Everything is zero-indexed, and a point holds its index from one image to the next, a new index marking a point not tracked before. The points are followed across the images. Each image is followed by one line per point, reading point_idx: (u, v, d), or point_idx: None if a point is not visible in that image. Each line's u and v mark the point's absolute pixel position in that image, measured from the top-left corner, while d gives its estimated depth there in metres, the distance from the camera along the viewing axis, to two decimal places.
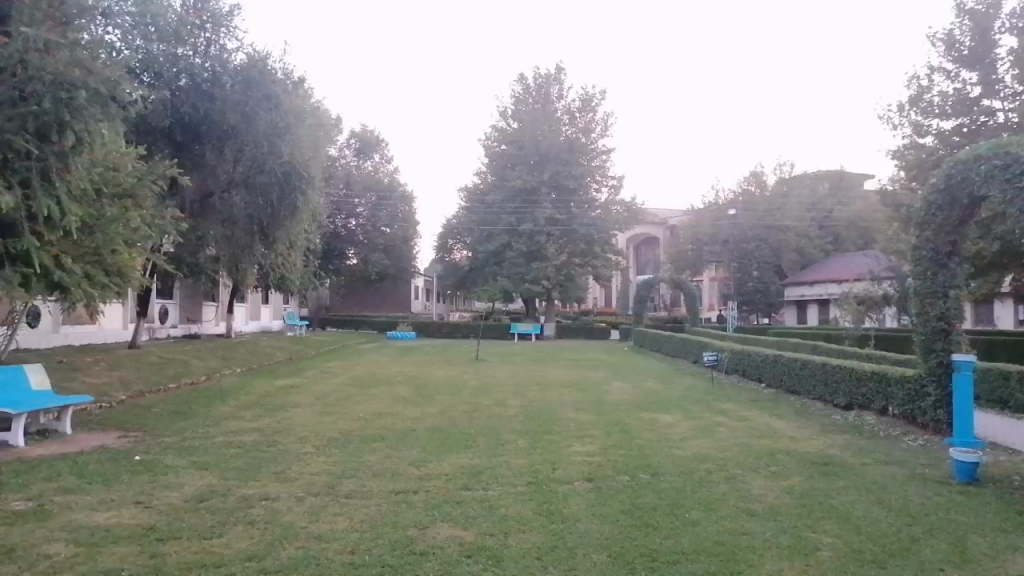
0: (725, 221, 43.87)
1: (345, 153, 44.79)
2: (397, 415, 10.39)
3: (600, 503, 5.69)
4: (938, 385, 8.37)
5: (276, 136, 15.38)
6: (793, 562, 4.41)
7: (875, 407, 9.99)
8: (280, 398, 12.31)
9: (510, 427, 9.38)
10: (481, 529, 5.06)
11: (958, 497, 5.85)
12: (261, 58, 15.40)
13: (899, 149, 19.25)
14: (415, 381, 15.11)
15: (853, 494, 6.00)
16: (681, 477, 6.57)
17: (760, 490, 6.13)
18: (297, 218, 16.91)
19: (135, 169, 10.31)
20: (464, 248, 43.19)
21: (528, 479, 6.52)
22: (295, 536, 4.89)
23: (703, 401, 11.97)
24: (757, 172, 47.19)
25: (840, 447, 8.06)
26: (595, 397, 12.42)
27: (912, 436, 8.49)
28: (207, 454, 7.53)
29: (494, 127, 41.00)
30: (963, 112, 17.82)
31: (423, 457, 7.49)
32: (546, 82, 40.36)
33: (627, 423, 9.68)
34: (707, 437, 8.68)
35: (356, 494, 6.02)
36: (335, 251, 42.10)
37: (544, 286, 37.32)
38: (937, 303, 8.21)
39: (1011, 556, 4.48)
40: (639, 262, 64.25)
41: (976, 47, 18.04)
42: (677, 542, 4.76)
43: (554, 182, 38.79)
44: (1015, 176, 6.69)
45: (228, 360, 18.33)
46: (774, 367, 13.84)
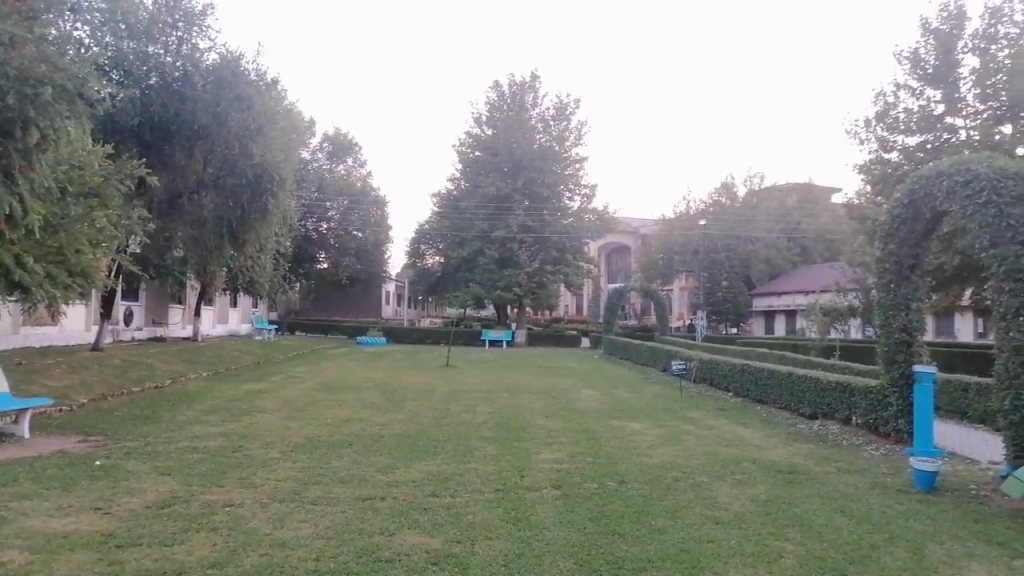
0: (696, 232, 44.29)
1: (318, 156, 44.45)
2: (365, 421, 10.31)
3: (566, 510, 5.71)
4: (900, 396, 8.55)
5: (248, 137, 15.28)
6: (757, 569, 4.47)
7: (838, 416, 10.17)
8: (246, 403, 12.16)
9: (480, 433, 9.38)
10: (448, 537, 5.04)
11: (918, 505, 5.97)
12: (234, 59, 15.16)
13: (865, 163, 19.63)
14: (385, 386, 15.04)
15: (815, 502, 6.09)
16: (648, 485, 6.62)
17: (726, 498, 6.19)
18: (267, 220, 16.71)
19: (100, 167, 10.11)
20: (436, 254, 43.06)
21: (495, 485, 6.53)
22: (258, 543, 4.83)
23: (671, 409, 12.06)
24: (728, 183, 47.82)
25: (803, 456, 8.19)
26: (564, 404, 12.47)
27: (874, 445, 8.67)
28: (171, 459, 7.41)
29: (468, 134, 41.03)
30: (927, 129, 18.21)
31: (391, 463, 7.46)
32: (520, 90, 40.52)
33: (595, 431, 9.72)
34: (673, 445, 8.75)
35: (321, 500, 5.97)
36: (306, 254, 41.72)
37: (515, 293, 37.34)
38: (899, 314, 8.35)
39: (968, 564, 4.59)
40: (610, 270, 64.71)
41: (940, 65, 18.47)
42: (643, 549, 4.79)
43: (527, 189, 39.02)
44: (975, 193, 6.88)
45: (194, 363, 18.09)
46: (741, 376, 14.01)
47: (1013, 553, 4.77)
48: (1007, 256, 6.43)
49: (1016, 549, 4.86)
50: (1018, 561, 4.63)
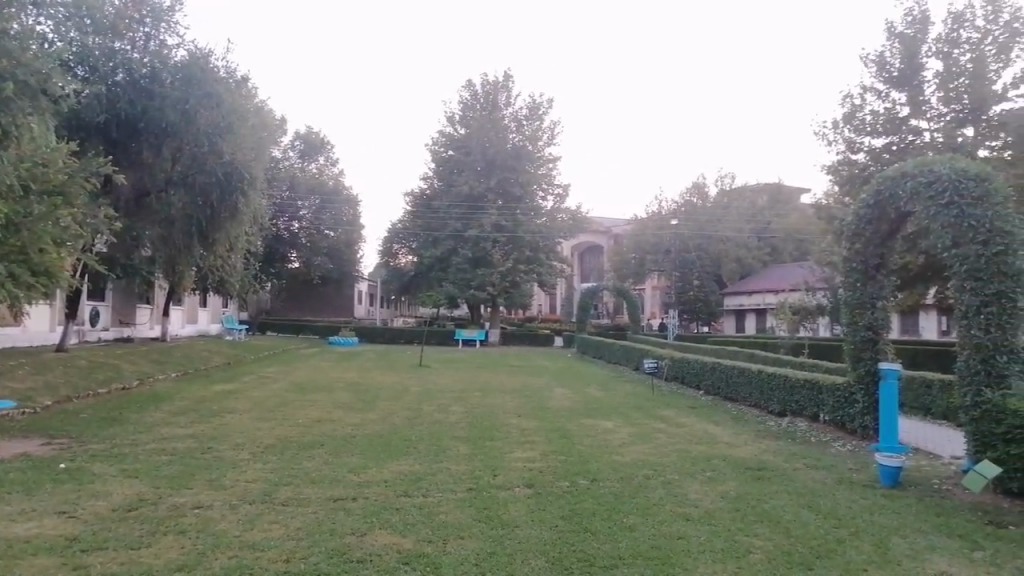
0: (668, 231, 44.61)
1: (289, 155, 44.00)
2: (336, 421, 10.24)
3: (538, 509, 5.74)
4: (867, 393, 8.69)
5: (217, 135, 14.87)
6: (725, 565, 4.52)
7: (806, 414, 10.31)
8: (216, 404, 12.00)
9: (452, 433, 9.37)
10: (420, 537, 5.03)
11: (883, 500, 6.08)
12: (203, 56, 14.88)
13: (833, 164, 19.92)
14: (357, 387, 14.95)
15: (784, 498, 6.18)
16: (619, 483, 6.67)
17: (696, 496, 6.25)
18: (237, 219, 16.51)
19: (65, 165, 9.92)
20: (408, 254, 42.88)
21: (468, 485, 6.52)
22: (227, 545, 4.78)
23: (643, 407, 12.14)
24: (699, 183, 48.24)
25: (772, 453, 8.30)
26: (537, 403, 12.48)
27: (841, 442, 8.82)
28: (138, 461, 7.30)
29: (441, 133, 40.91)
30: (892, 131, 18.55)
31: (362, 464, 7.42)
32: (494, 89, 40.51)
33: (567, 430, 9.74)
34: (645, 444, 8.81)
35: (292, 501, 5.92)
36: (277, 254, 41.37)
37: (489, 292, 37.36)
38: (865, 313, 8.48)
39: (929, 556, 4.68)
40: (583, 270, 64.95)
41: (905, 69, 18.80)
42: (614, 547, 4.82)
43: (500, 189, 39.04)
44: (938, 193, 7.02)
45: (163, 364, 17.83)
46: (712, 375, 14.14)
47: (973, 545, 4.88)
48: (969, 256, 6.60)
49: (976, 541, 4.97)
50: (978, 553, 4.74)
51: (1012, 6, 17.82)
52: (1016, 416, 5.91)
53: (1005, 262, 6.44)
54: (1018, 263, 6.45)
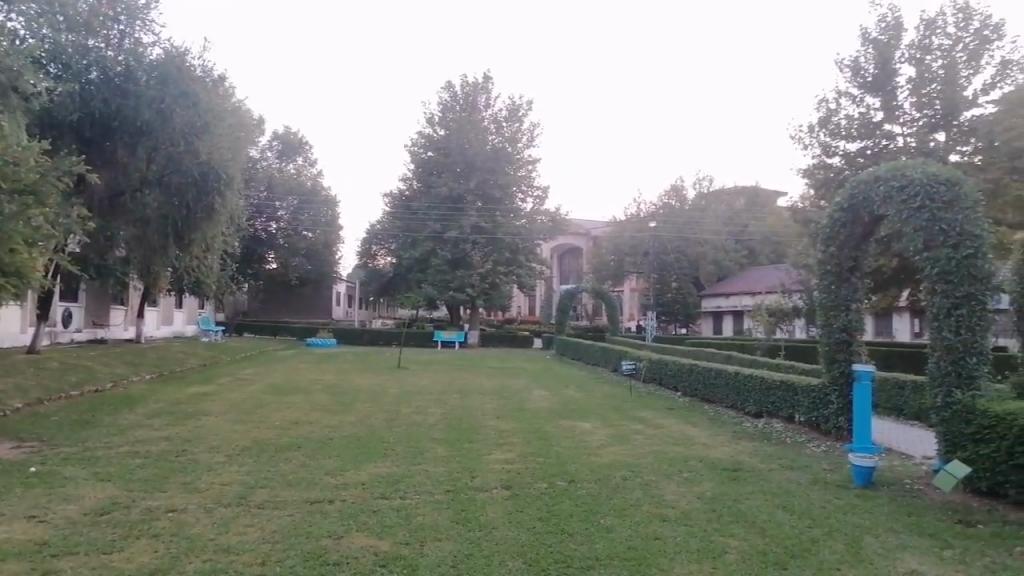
0: (646, 234, 44.82)
1: (267, 155, 43.65)
2: (313, 423, 10.18)
3: (515, 510, 5.74)
4: (841, 394, 8.82)
5: (193, 134, 14.72)
6: (701, 565, 4.55)
7: (781, 415, 10.43)
8: (191, 406, 11.88)
9: (431, 434, 9.36)
10: (397, 539, 5.01)
11: (856, 500, 6.16)
12: (179, 54, 14.62)
13: (808, 168, 20.15)
14: (335, 388, 14.87)
15: (759, 498, 6.24)
16: (597, 484, 6.69)
17: (673, 496, 6.30)
18: (214, 219, 16.37)
19: (36, 164, 9.78)
20: (387, 255, 42.71)
21: (446, 487, 6.51)
22: (201, 549, 4.73)
23: (621, 409, 12.20)
24: (677, 186, 48.36)
25: (747, 453, 8.38)
26: (515, 405, 12.49)
27: (816, 443, 8.93)
28: (110, 465, 7.20)
29: (420, 134, 40.80)
30: (866, 135, 18.81)
31: (340, 465, 7.39)
32: (473, 90, 40.46)
33: (546, 431, 9.76)
34: (623, 445, 8.86)
35: (268, 504, 5.87)
36: (254, 254, 41.17)
37: (468, 294, 37.32)
38: (840, 315, 8.58)
39: (901, 555, 4.76)
40: (562, 271, 65.10)
41: (878, 74, 19.05)
42: (591, 548, 4.84)
43: (479, 190, 39.02)
44: (909, 198, 7.13)
45: (137, 366, 17.61)
46: (689, 376, 14.25)
47: (943, 544, 4.96)
48: (940, 259, 6.71)
49: (946, 540, 5.05)
50: (948, 551, 4.81)
51: (983, 14, 18.14)
52: (985, 417, 6.04)
53: (974, 265, 6.56)
54: (987, 266, 6.57)
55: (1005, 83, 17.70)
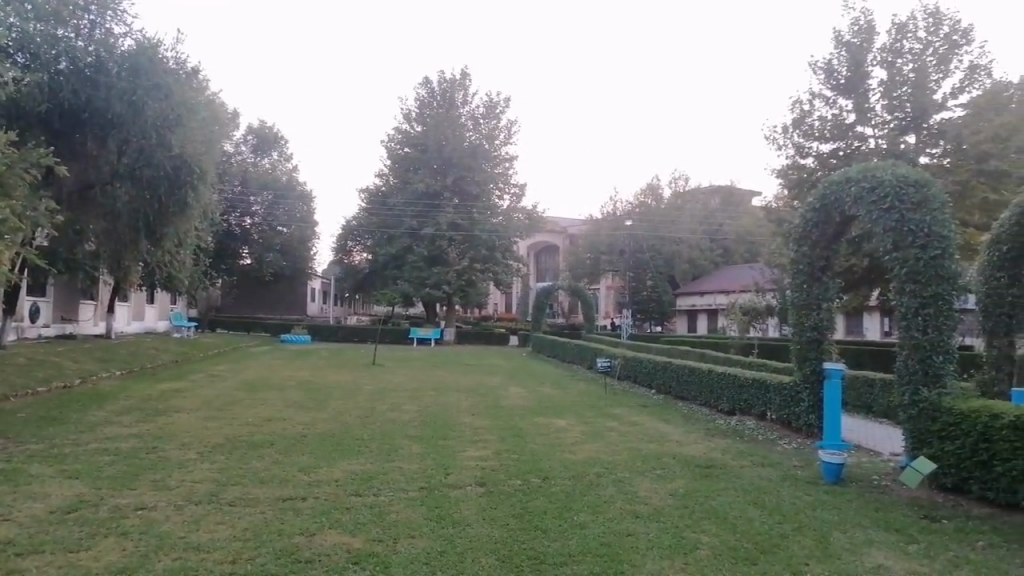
0: (623, 232, 45.03)
1: (241, 149, 43.07)
2: (286, 420, 10.10)
3: (489, 507, 5.74)
4: (812, 392, 8.93)
5: (166, 127, 14.45)
6: (673, 562, 4.59)
7: (753, 412, 10.55)
8: (161, 402, 11.73)
9: (405, 431, 9.34)
10: (370, 536, 5.00)
11: (825, 496, 6.26)
12: (153, 45, 14.23)
13: (782, 168, 20.38)
14: (309, 385, 14.77)
15: (731, 495, 6.30)
16: (571, 481, 6.72)
17: (646, 493, 6.33)
18: (186, 214, 16.18)
19: (2, 155, 9.60)
20: (363, 251, 42.48)
21: (420, 484, 6.50)
22: (170, 547, 4.68)
23: (595, 406, 12.26)
24: (653, 185, 48.44)
25: (719, 450, 8.47)
26: (490, 402, 12.49)
27: (787, 440, 9.06)
28: (77, 462, 7.07)
29: (397, 130, 40.65)
30: (839, 137, 19.07)
31: (313, 462, 7.35)
32: (451, 87, 40.33)
33: (521, 428, 9.77)
34: (597, 442, 8.90)
35: (240, 502, 5.82)
36: (228, 250, 40.76)
37: (444, 291, 37.22)
38: (811, 314, 8.68)
39: (868, 550, 4.84)
40: (539, 269, 65.21)
41: (851, 77, 19.30)
42: (564, 544, 4.87)
43: (456, 187, 38.94)
44: (879, 199, 7.23)
45: (106, 362, 17.32)
46: (663, 374, 14.34)
47: (909, 539, 5.05)
48: (909, 259, 6.83)
49: (911, 535, 5.15)
50: (913, 546, 4.90)
51: (952, 19, 18.46)
52: (952, 415, 6.17)
53: (942, 266, 6.68)
54: (954, 267, 6.69)
55: (973, 87, 18.05)
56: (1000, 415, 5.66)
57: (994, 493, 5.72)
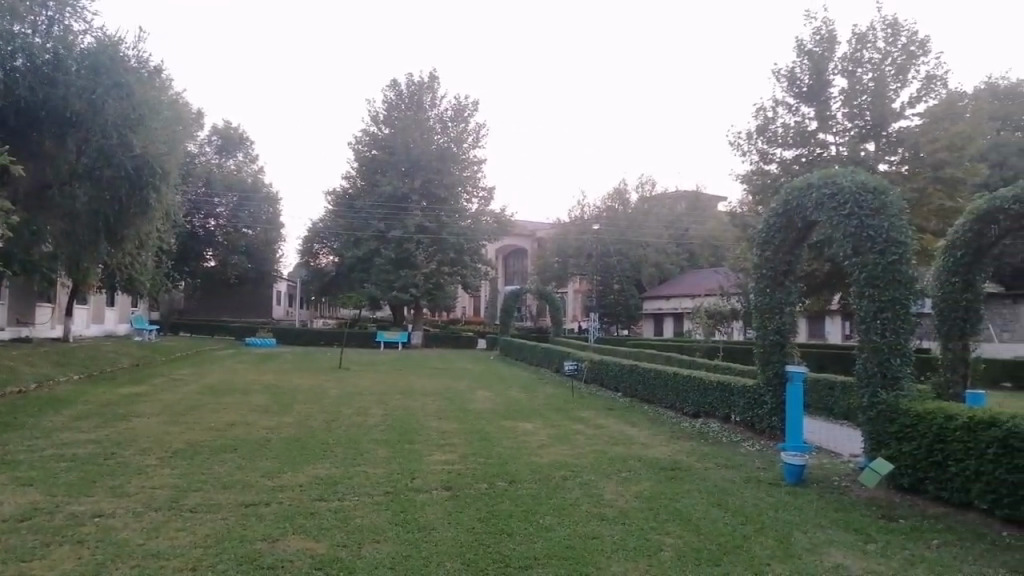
0: (590, 236, 45.22)
1: (205, 150, 42.31)
2: (250, 425, 9.96)
3: (455, 511, 5.73)
4: (774, 395, 9.08)
5: (126, 127, 14.08)
6: (637, 563, 4.63)
7: (718, 414, 10.68)
8: (121, 407, 11.50)
9: (371, 435, 9.27)
10: (334, 541, 4.95)
11: (785, 497, 6.37)
12: (113, 43, 13.94)
13: (746, 174, 20.67)
14: (273, 389, 14.57)
15: (696, 497, 6.37)
16: (537, 484, 6.73)
17: (612, 496, 6.38)
18: (149, 215, 15.83)
19: None
20: (330, 253, 42.08)
21: (386, 488, 6.46)
22: (129, 555, 4.58)
23: (563, 410, 12.29)
24: (620, 189, 48.69)
25: (684, 453, 8.56)
26: (457, 406, 12.46)
27: (750, 442, 9.18)
28: (31, 469, 6.89)
29: (364, 132, 40.36)
30: (801, 144, 19.43)
31: (276, 467, 7.25)
32: (418, 89, 40.12)
33: (489, 432, 9.77)
34: (564, 445, 8.95)
35: (201, 507, 5.72)
36: (192, 252, 40.25)
37: (411, 294, 37.04)
38: (775, 317, 8.79)
39: (827, 550, 4.92)
40: (507, 272, 65.18)
41: (814, 84, 19.63)
42: (529, 547, 4.87)
43: (424, 190, 38.72)
44: (840, 205, 7.38)
45: (64, 366, 16.92)
46: (630, 376, 14.44)
47: (867, 538, 5.15)
48: (868, 264, 6.97)
49: (869, 534, 5.25)
50: (871, 546, 5.00)
51: (910, 30, 18.91)
52: (908, 416, 6.32)
53: (899, 271, 6.83)
54: (910, 272, 6.86)
55: (929, 97, 18.51)
56: (954, 416, 5.80)
57: (948, 492, 5.86)
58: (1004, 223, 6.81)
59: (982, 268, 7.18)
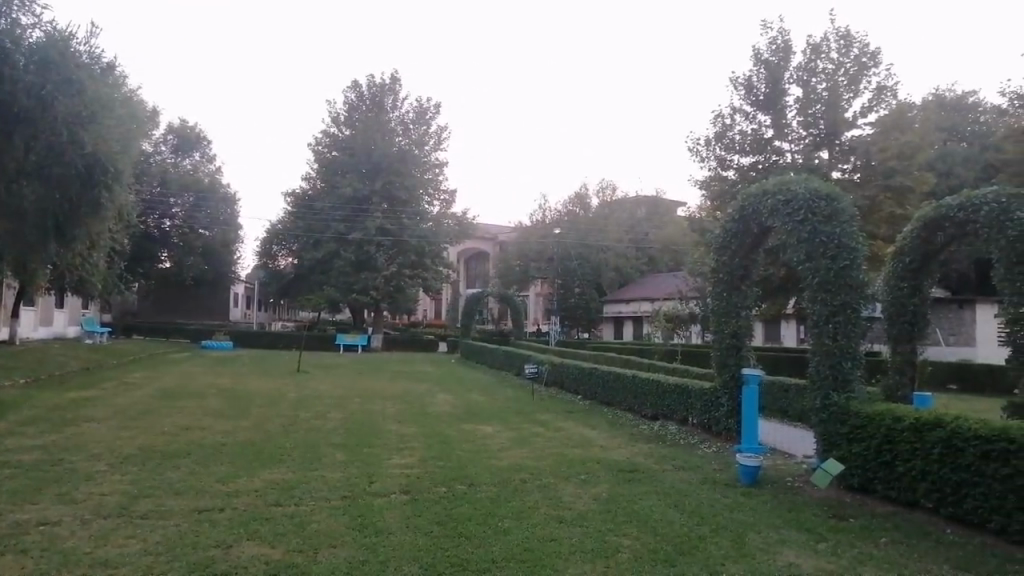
0: (552, 239, 45.35)
1: (161, 149, 41.34)
2: (206, 429, 9.77)
3: (414, 514, 5.71)
4: (731, 397, 9.24)
5: (77, 124, 13.65)
6: (595, 565, 4.67)
7: (676, 417, 10.83)
8: (71, 412, 11.19)
9: (329, 440, 9.16)
10: (290, 546, 4.89)
11: (741, 497, 6.48)
12: (63, 38, 13.56)
13: (705, 180, 21.00)
14: (229, 392, 14.30)
15: (653, 498, 6.44)
16: (496, 487, 6.74)
17: (570, 497, 6.42)
18: (101, 216, 15.32)
19: None
20: (289, 255, 41.51)
21: (343, 492, 6.40)
22: (76, 563, 4.47)
23: (523, 412, 12.32)
24: (581, 193, 48.96)
25: (643, 455, 8.65)
26: (418, 409, 12.39)
27: (708, 444, 9.33)
28: None
29: (324, 133, 39.93)
30: (758, 151, 19.84)
31: (232, 472, 7.14)
32: (380, 91, 39.87)
33: (447, 435, 9.74)
34: (524, 447, 8.98)
35: (153, 514, 5.60)
36: (147, 253, 39.39)
37: (371, 296, 36.78)
38: (731, 321, 8.93)
39: (780, 549, 5.02)
40: (469, 275, 65.06)
41: (770, 93, 19.99)
42: (488, 550, 4.88)
43: (385, 192, 38.42)
44: (795, 212, 7.53)
45: (10, 370, 16.40)
46: (589, 379, 14.56)
47: (818, 538, 5.27)
48: (820, 270, 7.13)
49: (821, 533, 5.37)
50: (822, 545, 5.11)
51: (862, 42, 19.39)
52: (858, 417, 6.48)
53: (851, 275, 6.99)
54: (862, 277, 7.02)
55: (880, 107, 19.02)
56: (901, 417, 5.97)
57: (896, 492, 6.02)
58: (948, 230, 6.98)
59: (929, 273, 7.39)
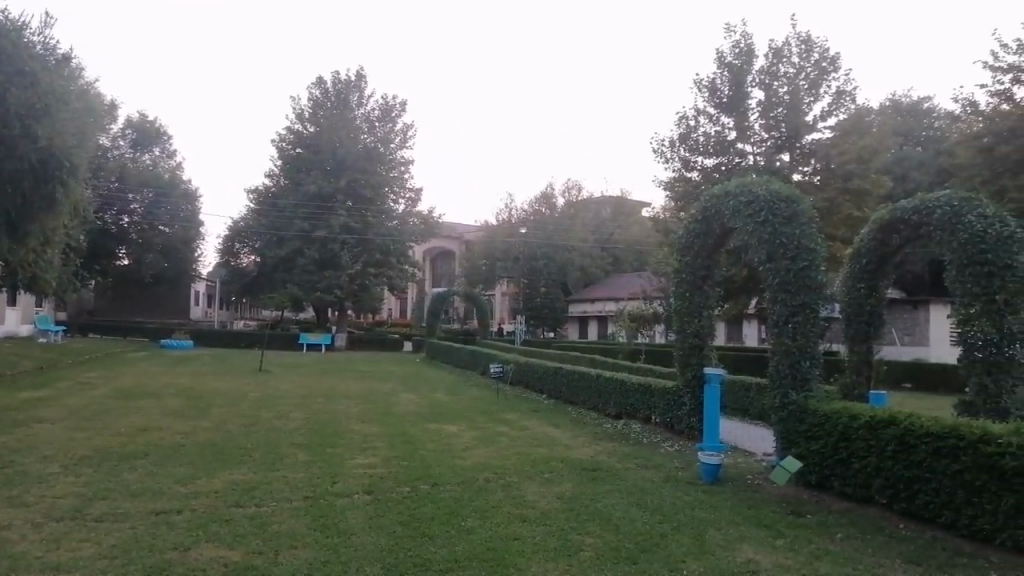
0: (518, 239, 45.35)
1: (119, 144, 40.38)
2: (163, 430, 9.57)
3: (377, 514, 5.67)
4: (692, 396, 9.33)
5: (30, 117, 13.24)
6: (557, 563, 4.69)
7: (639, 416, 10.91)
8: (23, 412, 10.88)
9: (291, 439, 9.05)
10: (249, 548, 4.82)
11: (702, 495, 6.55)
12: (15, 28, 13.22)
13: (669, 181, 21.19)
14: (189, 392, 14.04)
15: (616, 497, 6.48)
16: (461, 486, 6.72)
17: (533, 497, 6.43)
18: (56, 213, 14.82)
19: None
20: (251, 253, 40.92)
21: (305, 493, 6.33)
22: (26, 569, 4.34)
23: (487, 411, 12.31)
24: (547, 193, 49.05)
25: (607, 453, 8.69)
26: (381, 409, 12.30)
27: (670, 443, 9.41)
28: None
29: (288, 129, 39.38)
30: (721, 153, 20.10)
31: (192, 473, 7.02)
32: (345, 88, 39.51)
33: (411, 435, 9.67)
34: (488, 446, 8.99)
35: (108, 517, 5.47)
36: (104, 250, 38.47)
37: (336, 295, 36.44)
38: (692, 321, 9.02)
39: (740, 546, 5.08)
40: (434, 274, 64.76)
41: (733, 96, 20.26)
42: (451, 550, 4.86)
43: (350, 190, 38.10)
44: (756, 213, 7.64)
45: None
46: (554, 378, 14.61)
47: (776, 534, 5.35)
48: (780, 270, 7.24)
49: (779, 530, 5.46)
50: (780, 541, 5.19)
51: (822, 46, 19.76)
52: (817, 415, 6.60)
53: (810, 276, 7.12)
54: (821, 277, 7.14)
55: (839, 111, 19.40)
56: (858, 416, 6.10)
57: (851, 488, 6.15)
58: (903, 232, 7.16)
59: (885, 274, 7.55)
